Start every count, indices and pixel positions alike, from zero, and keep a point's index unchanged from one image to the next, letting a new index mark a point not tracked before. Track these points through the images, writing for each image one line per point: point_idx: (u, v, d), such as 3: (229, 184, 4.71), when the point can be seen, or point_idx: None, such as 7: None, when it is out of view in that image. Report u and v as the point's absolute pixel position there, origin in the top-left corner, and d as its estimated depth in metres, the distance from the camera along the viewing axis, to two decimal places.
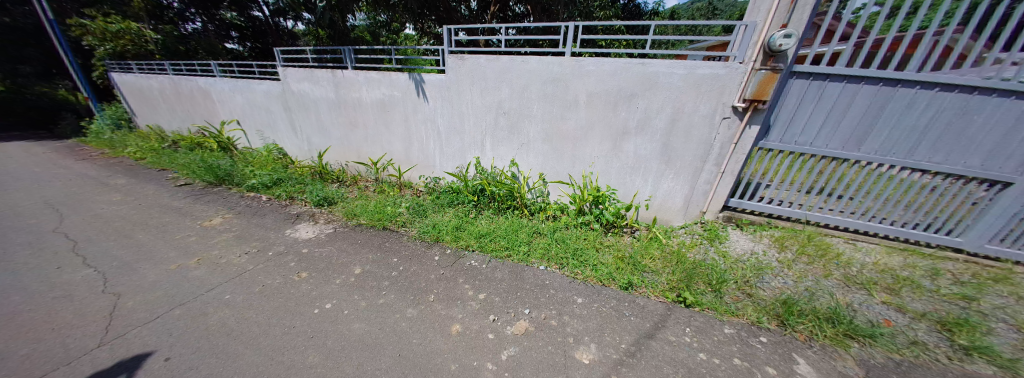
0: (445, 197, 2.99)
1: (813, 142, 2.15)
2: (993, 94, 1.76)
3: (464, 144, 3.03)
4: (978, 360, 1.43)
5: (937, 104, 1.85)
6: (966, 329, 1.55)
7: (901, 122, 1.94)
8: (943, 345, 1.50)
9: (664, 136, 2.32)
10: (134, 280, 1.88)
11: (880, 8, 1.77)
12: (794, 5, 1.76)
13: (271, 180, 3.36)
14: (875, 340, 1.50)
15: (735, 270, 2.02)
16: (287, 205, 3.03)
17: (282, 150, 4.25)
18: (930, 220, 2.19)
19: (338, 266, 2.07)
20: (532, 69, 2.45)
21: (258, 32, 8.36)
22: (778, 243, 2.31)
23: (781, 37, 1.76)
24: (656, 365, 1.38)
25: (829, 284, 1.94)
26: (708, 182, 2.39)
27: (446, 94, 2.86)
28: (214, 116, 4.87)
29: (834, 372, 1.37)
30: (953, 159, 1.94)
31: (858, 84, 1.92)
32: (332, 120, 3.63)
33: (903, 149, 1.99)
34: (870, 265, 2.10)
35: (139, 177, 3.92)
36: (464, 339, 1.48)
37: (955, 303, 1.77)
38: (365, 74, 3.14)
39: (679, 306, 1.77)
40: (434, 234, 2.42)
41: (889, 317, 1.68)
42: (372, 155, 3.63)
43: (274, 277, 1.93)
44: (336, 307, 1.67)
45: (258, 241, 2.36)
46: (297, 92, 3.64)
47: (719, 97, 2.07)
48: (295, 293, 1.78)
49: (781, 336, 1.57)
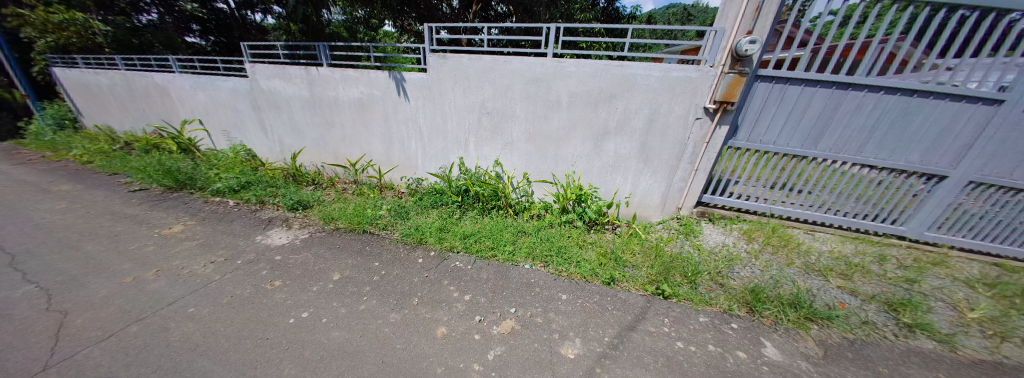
0: (427, 198, 2.94)
1: (777, 140, 2.29)
2: (930, 96, 1.96)
3: (447, 144, 2.99)
4: (920, 335, 1.59)
5: (883, 106, 2.03)
6: (908, 309, 1.73)
7: (852, 122, 2.12)
8: (891, 324, 1.66)
9: (643, 136, 2.40)
10: (82, 295, 1.71)
11: (834, 16, 1.93)
12: (758, 12, 1.87)
13: (239, 184, 3.17)
14: (833, 322, 1.64)
15: (709, 262, 2.13)
16: (257, 210, 2.86)
17: (251, 152, 4.00)
18: (878, 211, 2.40)
19: (314, 273, 1.98)
20: (515, 70, 2.46)
21: (222, 25, 7.92)
22: (747, 235, 2.46)
23: (748, 43, 1.85)
24: (638, 356, 1.43)
25: (792, 271, 2.10)
26: (683, 179, 2.51)
27: (427, 93, 2.80)
28: (173, 116, 4.49)
29: (797, 353, 1.47)
30: (897, 156, 2.14)
31: (815, 87, 2.07)
32: (307, 120, 3.47)
33: (854, 147, 2.17)
34: (826, 253, 2.28)
35: (86, 182, 3.56)
36: (451, 341, 1.47)
37: (899, 285, 1.97)
38: (342, 72, 3.02)
39: (659, 298, 1.84)
40: (417, 236, 2.38)
41: (843, 300, 1.84)
42: (351, 157, 3.51)
43: (244, 287, 1.82)
44: (314, 316, 1.60)
45: (225, 250, 2.21)
46: (267, 89, 3.45)
47: (692, 98, 2.18)
48: (266, 303, 1.69)
49: (750, 321, 1.67)
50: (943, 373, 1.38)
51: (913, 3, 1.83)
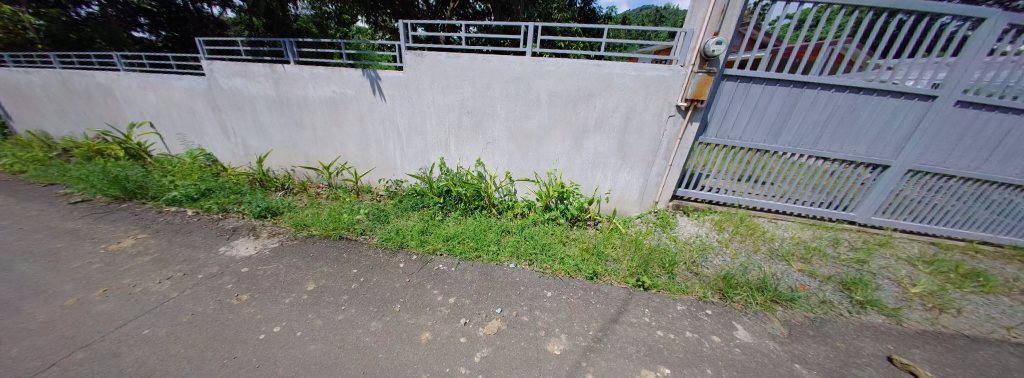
0: (408, 201, 2.87)
1: (743, 136, 2.42)
2: (873, 94, 2.15)
3: (427, 144, 2.92)
4: (871, 310, 1.76)
5: (834, 103, 2.21)
6: (859, 287, 1.90)
7: (808, 118, 2.28)
8: (845, 302, 1.82)
9: (620, 133, 2.47)
10: (12, 323, 1.51)
11: (790, 20, 2.06)
12: (723, 15, 1.97)
13: (198, 191, 2.93)
14: (795, 303, 1.77)
15: (684, 252, 2.24)
16: (220, 219, 2.66)
17: (211, 156, 3.71)
18: (832, 199, 2.61)
19: (286, 284, 1.87)
20: (495, 68, 2.44)
21: (174, 19, 7.10)
22: (717, 225, 2.59)
23: (715, 44, 1.96)
24: (621, 347, 1.47)
25: (759, 257, 2.24)
26: (659, 175, 2.60)
27: (404, 92, 2.72)
28: (119, 118, 4.07)
29: (764, 333, 1.58)
30: (846, 148, 2.34)
31: (775, 85, 2.21)
32: (273, 121, 3.26)
33: (810, 141, 2.35)
34: (788, 239, 2.45)
35: (14, 194, 3.14)
36: (436, 346, 1.44)
37: (851, 266, 2.16)
38: (311, 70, 2.86)
39: (640, 290, 1.90)
40: (398, 240, 2.32)
41: (804, 282, 1.99)
42: (324, 159, 3.35)
43: (207, 304, 1.68)
44: (287, 330, 1.51)
45: (184, 264, 2.03)
46: (228, 89, 3.21)
47: (665, 97, 2.26)
48: (232, 319, 1.57)
49: (723, 307, 1.76)
50: (891, 343, 1.53)
51: (859, 8, 1.99)
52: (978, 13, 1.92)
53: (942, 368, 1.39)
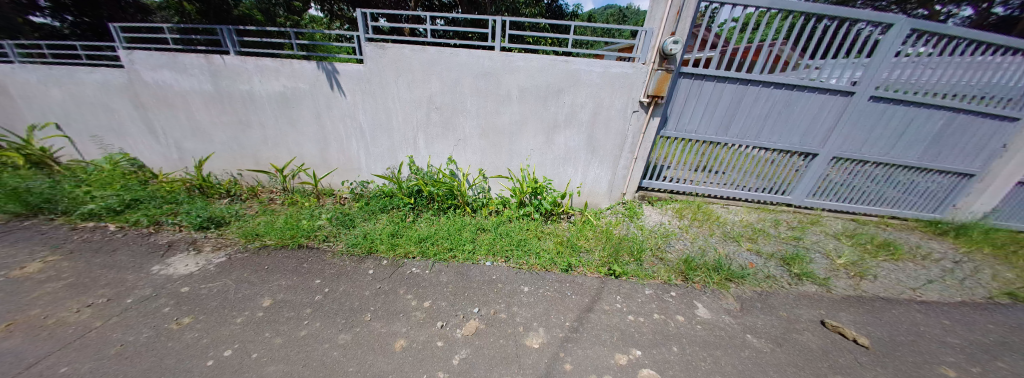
0: (376, 203, 2.73)
1: (698, 130, 2.61)
2: (804, 90, 2.42)
3: (394, 142, 2.78)
4: (806, 281, 2.00)
5: (772, 98, 2.45)
6: (797, 261, 2.15)
7: (751, 113, 2.51)
8: (786, 275, 2.05)
9: (589, 129, 2.54)
10: None
11: (736, 23, 2.23)
12: (679, 16, 2.09)
13: (122, 203, 2.53)
14: (746, 280, 1.96)
15: (650, 239, 2.38)
16: (150, 234, 2.32)
17: (135, 161, 3.21)
18: (773, 184, 2.91)
19: (237, 302, 1.69)
20: (463, 63, 2.37)
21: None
22: (678, 213, 2.78)
23: (672, 43, 2.08)
24: (597, 335, 1.52)
25: (714, 240, 2.45)
26: (625, 167, 2.73)
27: (365, 87, 2.54)
28: (9, 118, 3.30)
29: (720, 309, 1.73)
30: (783, 139, 2.62)
31: (725, 82, 2.40)
32: (213, 120, 2.91)
33: (754, 133, 2.59)
34: (738, 222, 2.70)
35: None
36: (411, 353, 1.39)
37: (789, 244, 2.44)
38: (256, 62, 2.57)
39: (611, 278, 1.98)
40: (365, 245, 2.19)
41: (752, 261, 2.20)
42: (277, 161, 3.06)
43: (140, 332, 1.46)
44: (240, 353, 1.36)
45: (107, 288, 1.74)
46: (153, 83, 2.79)
47: (629, 93, 2.36)
48: (173, 347, 1.38)
49: (686, 288, 1.90)
50: (823, 309, 1.76)
51: (793, 14, 2.20)
52: (887, 20, 2.20)
53: (863, 327, 1.62)
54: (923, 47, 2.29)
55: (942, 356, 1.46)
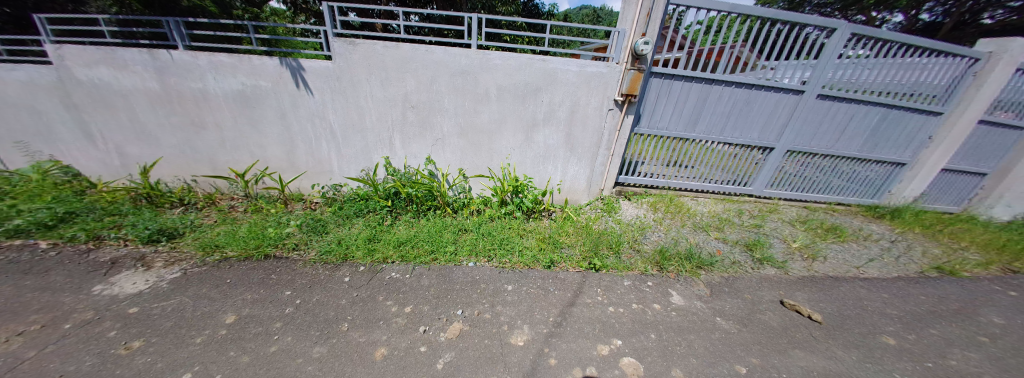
0: (350, 207, 2.61)
1: (668, 127, 2.73)
2: (762, 89, 2.60)
3: (368, 143, 2.67)
4: (767, 265, 2.16)
5: (734, 96, 2.61)
6: (758, 247, 2.33)
7: (716, 110, 2.66)
8: (749, 260, 2.22)
9: (567, 126, 2.58)
10: None
11: (701, 26, 2.34)
12: (649, 18, 2.16)
13: (53, 216, 2.23)
14: (715, 267, 2.09)
15: (627, 232, 2.47)
16: (90, 251, 2.08)
17: (68, 169, 2.84)
18: (736, 177, 3.12)
19: (198, 320, 1.56)
20: (438, 60, 2.32)
21: None
22: (652, 206, 2.90)
23: (643, 44, 2.15)
24: (580, 328, 1.56)
25: (686, 231, 2.58)
26: (602, 164, 2.80)
27: (335, 85, 2.42)
28: None
29: (693, 296, 1.83)
30: (745, 135, 2.80)
31: (692, 82, 2.52)
32: (161, 122, 2.65)
33: (719, 130, 2.75)
34: (706, 213, 2.87)
35: None
36: (393, 360, 1.35)
37: (752, 231, 2.63)
38: (209, 58, 2.37)
39: (592, 272, 2.04)
40: (340, 253, 2.10)
41: (720, 248, 2.35)
42: (237, 166, 2.84)
43: (80, 360, 1.30)
44: (202, 374, 1.26)
45: (39, 314, 1.54)
46: (87, 81, 2.48)
47: (604, 92, 2.43)
48: (121, 375, 1.25)
49: (663, 278, 1.99)
50: (782, 290, 1.92)
51: (752, 17, 2.34)
52: (832, 25, 2.40)
53: (816, 304, 1.79)
54: (862, 49, 2.52)
55: (883, 326, 1.64)
